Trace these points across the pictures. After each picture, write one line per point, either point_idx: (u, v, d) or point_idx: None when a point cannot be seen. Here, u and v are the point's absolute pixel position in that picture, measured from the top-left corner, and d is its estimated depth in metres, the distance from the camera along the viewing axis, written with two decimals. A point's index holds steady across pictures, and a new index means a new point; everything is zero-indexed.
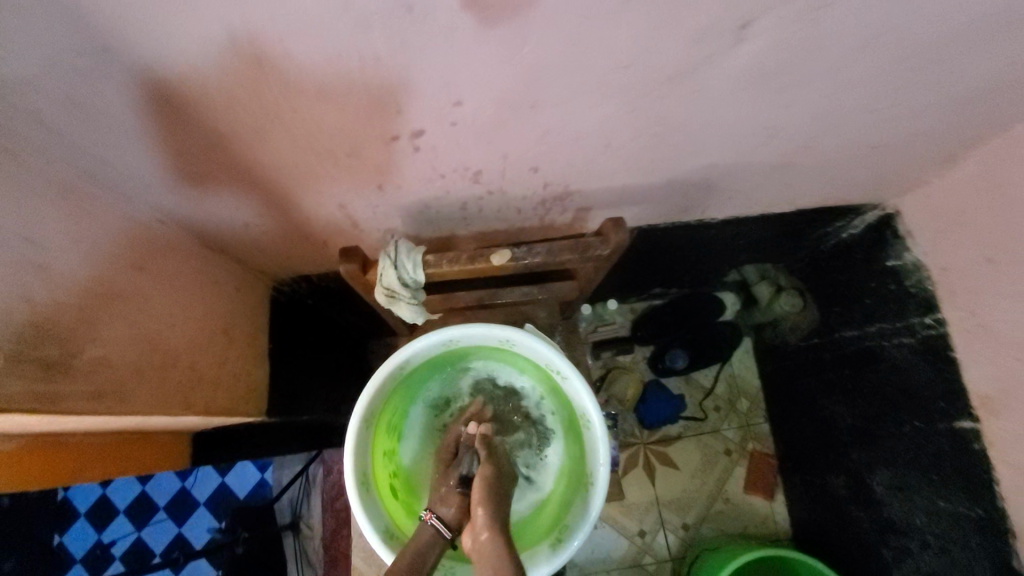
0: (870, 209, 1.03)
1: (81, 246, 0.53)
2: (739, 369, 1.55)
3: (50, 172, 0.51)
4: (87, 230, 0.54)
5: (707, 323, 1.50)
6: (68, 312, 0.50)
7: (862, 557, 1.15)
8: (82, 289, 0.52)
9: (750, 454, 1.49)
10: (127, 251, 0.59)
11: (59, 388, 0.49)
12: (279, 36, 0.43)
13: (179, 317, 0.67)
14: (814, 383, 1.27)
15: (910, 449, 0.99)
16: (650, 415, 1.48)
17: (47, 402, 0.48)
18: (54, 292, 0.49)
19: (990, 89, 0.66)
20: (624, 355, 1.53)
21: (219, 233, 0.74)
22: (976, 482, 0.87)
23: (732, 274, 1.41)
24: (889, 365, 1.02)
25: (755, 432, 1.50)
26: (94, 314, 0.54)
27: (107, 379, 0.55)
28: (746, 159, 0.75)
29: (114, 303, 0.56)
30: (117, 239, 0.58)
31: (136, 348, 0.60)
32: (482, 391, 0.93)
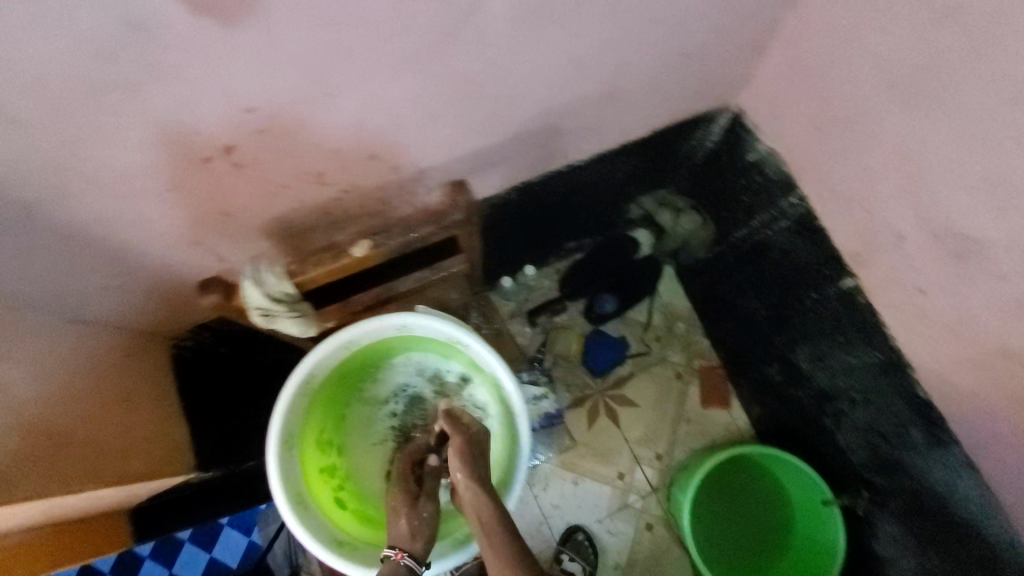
0: (721, 113, 1.08)
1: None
2: (669, 297, 1.60)
3: None
4: None
5: (627, 263, 1.53)
6: None
7: (810, 431, 1.22)
8: None
9: (698, 371, 1.56)
10: None
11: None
12: (28, 88, 0.43)
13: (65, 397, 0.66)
14: (729, 287, 1.34)
15: (815, 320, 1.06)
16: (597, 363, 1.53)
17: None
18: None
19: None
20: (559, 315, 1.56)
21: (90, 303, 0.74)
22: (870, 330, 0.95)
23: (634, 211, 1.45)
24: (777, 252, 1.08)
25: (698, 349, 1.57)
26: None
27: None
28: (572, 91, 0.79)
29: None
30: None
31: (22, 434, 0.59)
32: (414, 385, 0.95)
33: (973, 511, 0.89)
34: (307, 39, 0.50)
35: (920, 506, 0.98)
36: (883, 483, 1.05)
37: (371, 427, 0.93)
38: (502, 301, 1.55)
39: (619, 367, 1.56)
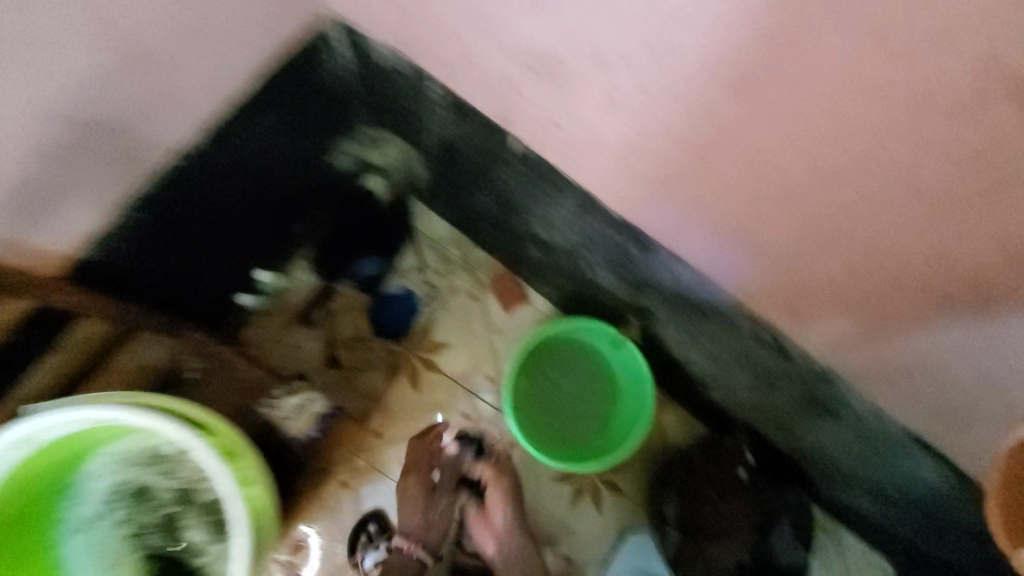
0: (325, 28, 1.10)
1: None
2: (429, 229, 1.55)
3: None
4: None
5: (364, 215, 1.48)
6: None
7: (581, 283, 1.30)
8: None
9: (490, 283, 1.55)
10: None
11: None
12: None
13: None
14: (457, 189, 1.34)
15: (519, 191, 1.08)
16: (388, 324, 1.47)
17: None
18: None
19: None
20: (331, 301, 1.46)
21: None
22: (550, 177, 0.99)
23: (325, 159, 1.37)
24: (459, 143, 1.09)
25: (480, 263, 1.55)
26: None
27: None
28: (68, 54, 0.78)
29: None
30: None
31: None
32: (136, 474, 1.13)
33: (699, 291, 0.98)
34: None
35: (674, 304, 1.07)
36: (646, 304, 1.15)
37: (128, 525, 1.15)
38: (249, 330, 1.37)
39: (414, 319, 1.50)
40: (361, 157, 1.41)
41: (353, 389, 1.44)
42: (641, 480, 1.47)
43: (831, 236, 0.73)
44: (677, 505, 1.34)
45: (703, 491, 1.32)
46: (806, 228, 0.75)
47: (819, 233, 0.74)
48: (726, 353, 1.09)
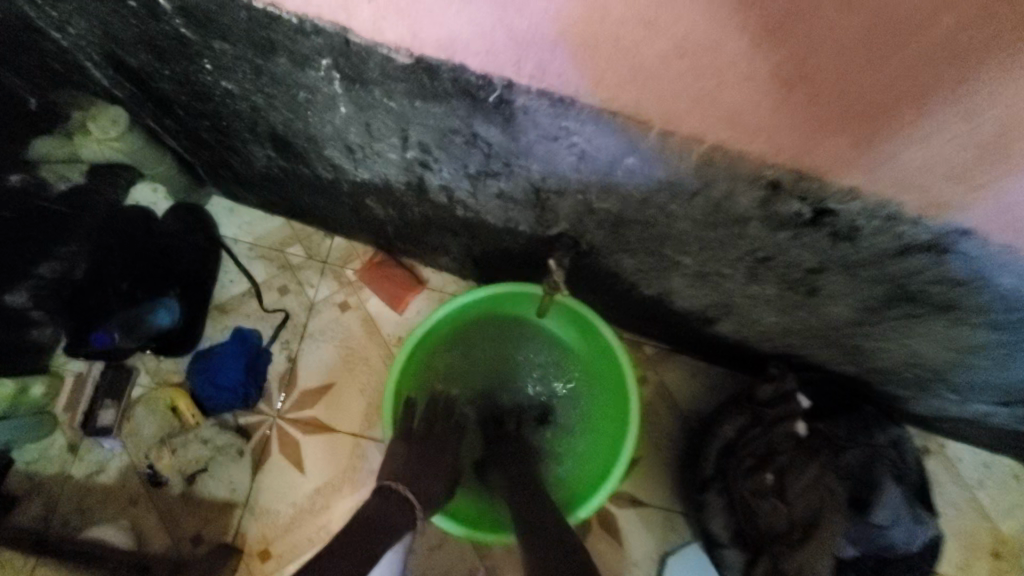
0: None
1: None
2: (252, 231, 1.05)
3: None
4: None
5: (139, 243, 0.95)
6: None
7: (466, 233, 0.79)
8: None
9: (361, 278, 1.05)
10: None
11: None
12: None
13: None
14: (221, 158, 0.81)
15: (262, 100, 0.57)
16: (221, 399, 0.94)
17: None
18: None
19: None
20: (131, 387, 0.96)
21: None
22: (268, 37, 0.46)
23: (11, 178, 0.79)
24: (119, 44, 0.56)
25: (337, 256, 1.06)
26: None
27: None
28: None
29: None
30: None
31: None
32: None
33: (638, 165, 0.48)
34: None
35: (603, 208, 0.58)
36: (566, 226, 0.65)
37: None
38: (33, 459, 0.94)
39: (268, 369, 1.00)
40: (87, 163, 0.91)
41: (205, 502, 0.95)
42: (664, 478, 1.00)
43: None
44: (724, 508, 0.88)
45: (756, 477, 0.85)
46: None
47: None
48: (722, 260, 0.60)
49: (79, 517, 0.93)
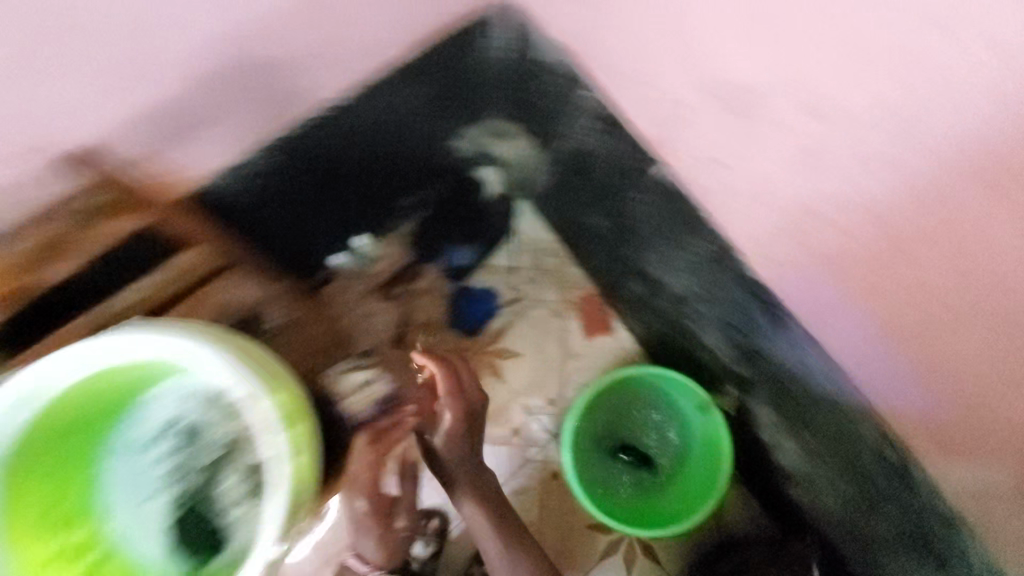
0: (487, 17, 1.00)
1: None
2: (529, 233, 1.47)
3: None
4: None
5: (473, 205, 1.40)
6: None
7: (671, 331, 1.21)
8: None
9: (577, 304, 1.47)
10: None
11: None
12: None
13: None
14: (569, 202, 1.29)
15: (650, 221, 1.01)
16: (466, 320, 1.44)
17: None
18: None
19: None
20: (417, 280, 1.41)
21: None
22: (693, 219, 0.92)
23: (457, 145, 1.28)
24: (603, 160, 1.04)
25: (567, 282, 1.47)
26: None
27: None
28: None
29: None
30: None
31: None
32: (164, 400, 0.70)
33: (816, 379, 0.90)
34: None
35: (778, 382, 0.97)
36: (749, 377, 1.05)
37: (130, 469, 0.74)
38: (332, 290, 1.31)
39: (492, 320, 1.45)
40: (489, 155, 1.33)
41: None
42: (681, 554, 1.35)
43: (999, 361, 0.66)
44: None
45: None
46: (994, 351, 0.66)
47: (997, 357, 0.65)
48: (826, 457, 0.98)
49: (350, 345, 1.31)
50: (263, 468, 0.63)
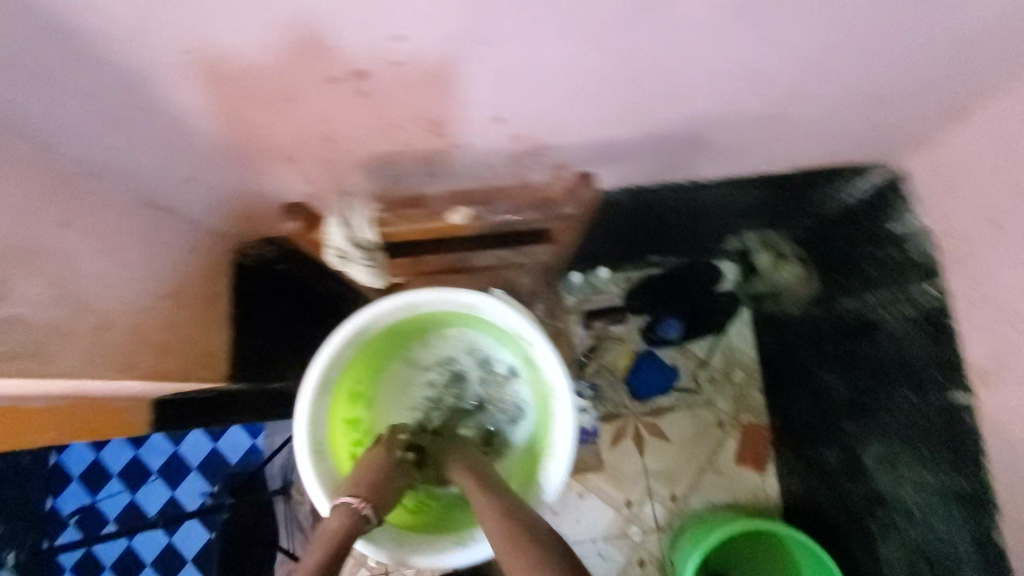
0: (873, 171, 0.97)
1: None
2: (736, 340, 1.42)
3: None
4: None
5: (707, 292, 1.37)
6: None
7: (846, 519, 1.16)
8: None
9: (743, 427, 1.39)
10: None
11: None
12: None
13: (14, 275, 0.49)
14: (813, 354, 1.27)
15: (902, 423, 0.98)
16: (641, 387, 1.40)
17: None
18: None
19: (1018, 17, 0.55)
20: (616, 325, 1.42)
21: (38, 121, 0.51)
22: (965, 457, 0.87)
23: (731, 240, 1.30)
24: (887, 336, 0.99)
25: (749, 404, 1.40)
26: None
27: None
28: (827, 39, 0.57)
29: None
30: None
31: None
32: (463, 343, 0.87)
33: None
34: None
35: None
36: None
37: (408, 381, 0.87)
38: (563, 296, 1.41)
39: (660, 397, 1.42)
40: (747, 254, 1.32)
41: None
42: None
43: None
44: None
45: None
46: None
47: None
48: None
49: None
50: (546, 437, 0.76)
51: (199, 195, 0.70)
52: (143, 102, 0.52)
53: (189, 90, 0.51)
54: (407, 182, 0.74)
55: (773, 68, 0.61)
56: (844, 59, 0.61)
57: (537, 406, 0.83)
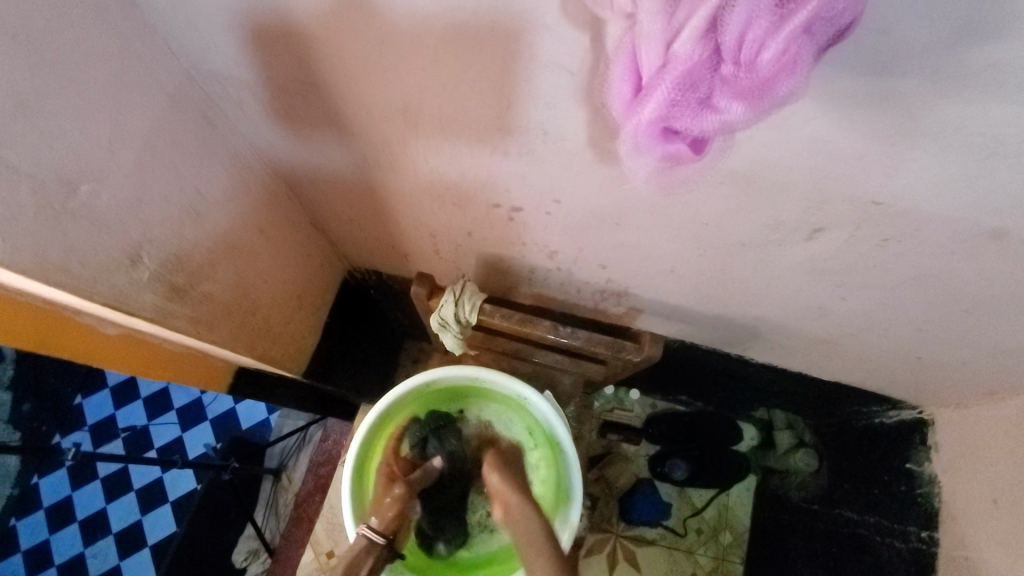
0: (908, 407, 0.99)
1: (131, 182, 0.50)
2: (735, 503, 1.45)
3: (146, 133, 0.50)
4: (154, 176, 0.52)
5: (721, 447, 1.44)
6: (174, 241, 0.57)
7: None
8: (126, 240, 0.51)
9: None
10: (188, 194, 0.57)
11: (131, 289, 0.53)
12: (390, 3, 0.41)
13: (223, 263, 0.66)
14: (798, 547, 1.26)
15: None
16: (633, 510, 1.42)
17: (120, 301, 0.52)
18: (119, 194, 0.49)
19: None
20: (629, 444, 1.47)
21: (287, 162, 0.70)
22: None
23: (760, 410, 1.37)
24: (873, 560, 1.01)
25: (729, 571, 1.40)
26: (184, 250, 0.58)
27: (113, 287, 0.51)
28: (888, 309, 0.66)
29: (134, 265, 0.53)
30: (147, 131, 0.51)
31: (164, 252, 0.56)
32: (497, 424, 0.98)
33: None
34: (726, 163, 0.47)
35: None
36: None
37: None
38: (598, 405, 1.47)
39: (646, 527, 1.43)
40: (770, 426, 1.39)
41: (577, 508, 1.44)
42: None
43: None
44: None
45: None
46: None
47: None
48: None
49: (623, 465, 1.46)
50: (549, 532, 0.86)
51: (351, 231, 0.87)
52: (355, 174, 0.69)
53: (393, 178, 0.68)
54: (510, 276, 0.89)
55: (837, 311, 0.71)
56: (901, 327, 0.70)
57: (542, 501, 0.94)
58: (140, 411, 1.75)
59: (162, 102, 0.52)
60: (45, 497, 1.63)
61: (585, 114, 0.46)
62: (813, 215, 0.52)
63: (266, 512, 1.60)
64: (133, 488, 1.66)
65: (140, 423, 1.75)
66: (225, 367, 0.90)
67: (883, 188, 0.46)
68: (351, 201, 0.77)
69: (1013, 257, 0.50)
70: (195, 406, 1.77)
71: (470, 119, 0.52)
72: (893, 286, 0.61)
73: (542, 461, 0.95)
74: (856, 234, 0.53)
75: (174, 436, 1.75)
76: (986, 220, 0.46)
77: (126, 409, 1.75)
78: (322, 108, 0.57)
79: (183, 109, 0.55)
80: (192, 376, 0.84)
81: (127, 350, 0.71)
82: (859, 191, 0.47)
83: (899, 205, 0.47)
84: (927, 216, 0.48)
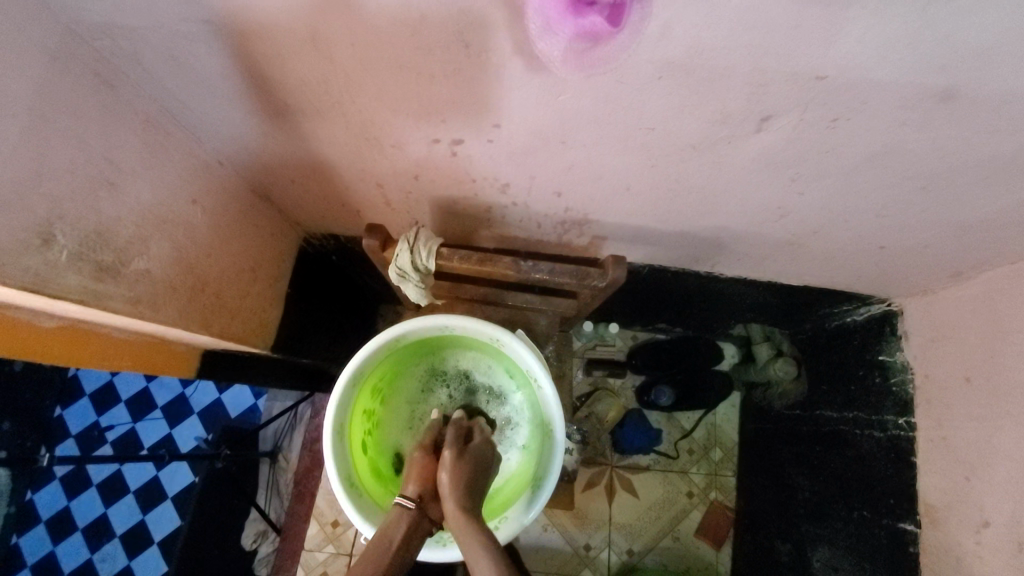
0: (877, 301, 1.03)
1: (23, 154, 0.45)
2: (722, 421, 1.51)
3: (32, 99, 0.45)
4: (51, 147, 0.48)
5: (703, 369, 1.47)
6: (90, 217, 0.52)
7: None
8: (32, 217, 0.46)
9: (711, 502, 1.46)
10: (93, 164, 0.52)
11: (51, 271, 0.49)
12: None
13: (155, 237, 0.62)
14: (786, 452, 1.27)
15: (852, 535, 1.01)
16: (624, 441, 1.47)
17: (41, 285, 0.49)
18: (12, 169, 0.44)
19: (1009, 220, 0.63)
20: (614, 378, 1.50)
21: (206, 119, 0.65)
22: None
23: (739, 327, 1.37)
24: (855, 453, 1.04)
25: (721, 483, 1.47)
26: (104, 225, 0.54)
27: (30, 270, 0.47)
28: (847, 198, 0.65)
29: (47, 245, 0.48)
30: (34, 96, 0.46)
31: (81, 227, 0.52)
32: (478, 373, 0.99)
33: None
34: (659, 52, 0.44)
35: None
36: None
37: (426, 387, 0.98)
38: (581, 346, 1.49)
39: (640, 455, 1.48)
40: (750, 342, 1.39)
41: None
42: None
43: None
44: None
45: None
46: None
47: None
48: None
49: (632, 408, 1.50)
50: (540, 468, 0.86)
51: (295, 191, 0.83)
52: (283, 126, 0.65)
53: (322, 124, 0.64)
54: (468, 219, 0.86)
55: (795, 209, 0.70)
56: (860, 216, 0.69)
57: (531, 442, 0.94)
58: (123, 413, 1.72)
59: (46, 62, 0.47)
60: (43, 511, 1.61)
61: (504, 16, 0.43)
62: (757, 101, 0.50)
63: (266, 495, 1.58)
64: (131, 489, 1.64)
65: (127, 425, 1.71)
66: (188, 351, 0.87)
67: (825, 60, 0.44)
68: (286, 159, 0.73)
69: (961, 118, 0.48)
70: (180, 400, 1.74)
71: (386, 42, 0.48)
72: (849, 172, 0.60)
73: (526, 403, 0.96)
74: (804, 118, 0.51)
75: (163, 433, 1.72)
76: (930, 80, 0.44)
77: (110, 414, 1.71)
78: (226, 52, 0.53)
79: (72, 69, 0.50)
80: (153, 364, 0.81)
81: (72, 342, 0.68)
82: (801, 66, 0.45)
83: (841, 77, 0.45)
84: (875, 86, 0.46)
